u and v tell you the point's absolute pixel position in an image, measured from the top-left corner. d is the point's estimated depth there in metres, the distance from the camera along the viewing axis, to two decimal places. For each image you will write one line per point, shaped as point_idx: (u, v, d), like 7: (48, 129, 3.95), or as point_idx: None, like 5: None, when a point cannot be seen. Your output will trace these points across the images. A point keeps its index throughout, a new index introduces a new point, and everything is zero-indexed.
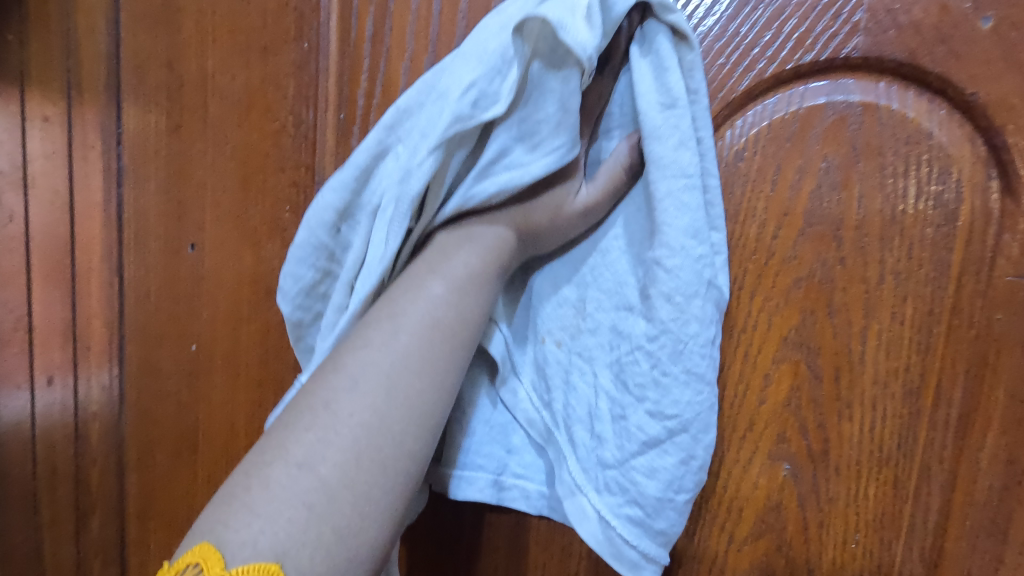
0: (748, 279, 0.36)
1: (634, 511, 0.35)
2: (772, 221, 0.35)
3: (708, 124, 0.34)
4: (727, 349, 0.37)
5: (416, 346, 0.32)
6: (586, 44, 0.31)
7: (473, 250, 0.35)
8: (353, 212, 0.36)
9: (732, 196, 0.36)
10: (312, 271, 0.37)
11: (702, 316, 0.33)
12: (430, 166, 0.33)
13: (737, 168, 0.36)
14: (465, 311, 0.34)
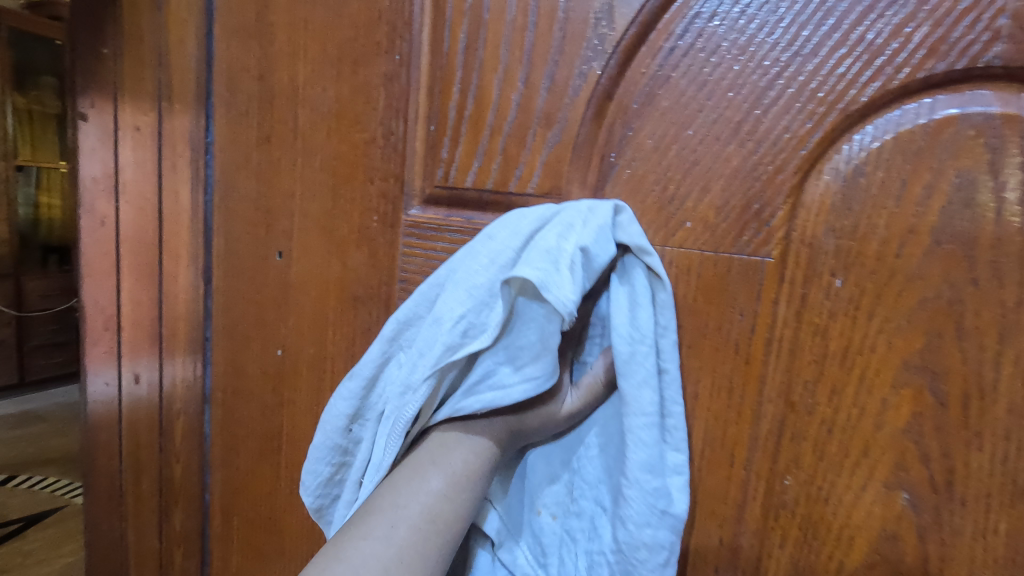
0: (865, 299, 0.35)
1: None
2: (894, 238, 0.34)
3: (673, 358, 0.38)
4: (841, 371, 0.36)
5: (412, 540, 0.34)
6: (567, 302, 0.34)
7: (471, 448, 0.39)
8: (363, 414, 0.41)
9: (851, 211, 0.35)
10: (329, 465, 0.42)
11: (653, 542, 0.38)
12: (423, 391, 0.38)
13: (856, 184, 0.34)
14: (456, 510, 0.37)
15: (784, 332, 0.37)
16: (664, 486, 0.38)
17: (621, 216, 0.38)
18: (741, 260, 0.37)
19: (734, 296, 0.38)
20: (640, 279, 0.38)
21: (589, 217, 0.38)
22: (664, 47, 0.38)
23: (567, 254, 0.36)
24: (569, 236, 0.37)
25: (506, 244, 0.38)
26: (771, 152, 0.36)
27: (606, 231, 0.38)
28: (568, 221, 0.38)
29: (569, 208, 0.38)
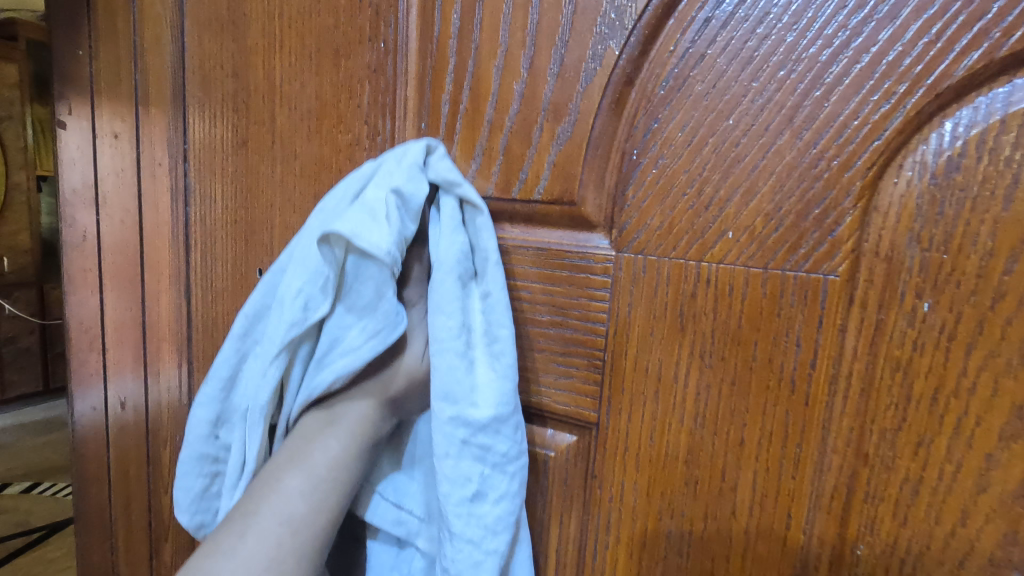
0: (962, 328, 0.27)
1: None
2: (1003, 251, 0.26)
3: (495, 279, 0.36)
4: (932, 415, 0.28)
5: (267, 547, 0.32)
6: (381, 246, 0.33)
7: (333, 436, 0.35)
8: (226, 419, 0.39)
9: (942, 217, 0.27)
10: (201, 478, 0.40)
11: (454, 475, 0.34)
12: (275, 373, 0.35)
13: (950, 182, 0.27)
14: (321, 499, 0.34)
15: (852, 368, 0.30)
16: (468, 414, 0.34)
17: (432, 153, 0.36)
18: (797, 278, 0.30)
19: (788, 322, 0.31)
20: (450, 206, 0.36)
21: (400, 158, 0.36)
22: (698, 18, 0.31)
23: (381, 204, 0.34)
24: (383, 184, 0.35)
25: (334, 209, 0.36)
26: (836, 143, 0.29)
27: (418, 170, 0.36)
28: (384, 170, 0.36)
29: (385, 159, 0.36)
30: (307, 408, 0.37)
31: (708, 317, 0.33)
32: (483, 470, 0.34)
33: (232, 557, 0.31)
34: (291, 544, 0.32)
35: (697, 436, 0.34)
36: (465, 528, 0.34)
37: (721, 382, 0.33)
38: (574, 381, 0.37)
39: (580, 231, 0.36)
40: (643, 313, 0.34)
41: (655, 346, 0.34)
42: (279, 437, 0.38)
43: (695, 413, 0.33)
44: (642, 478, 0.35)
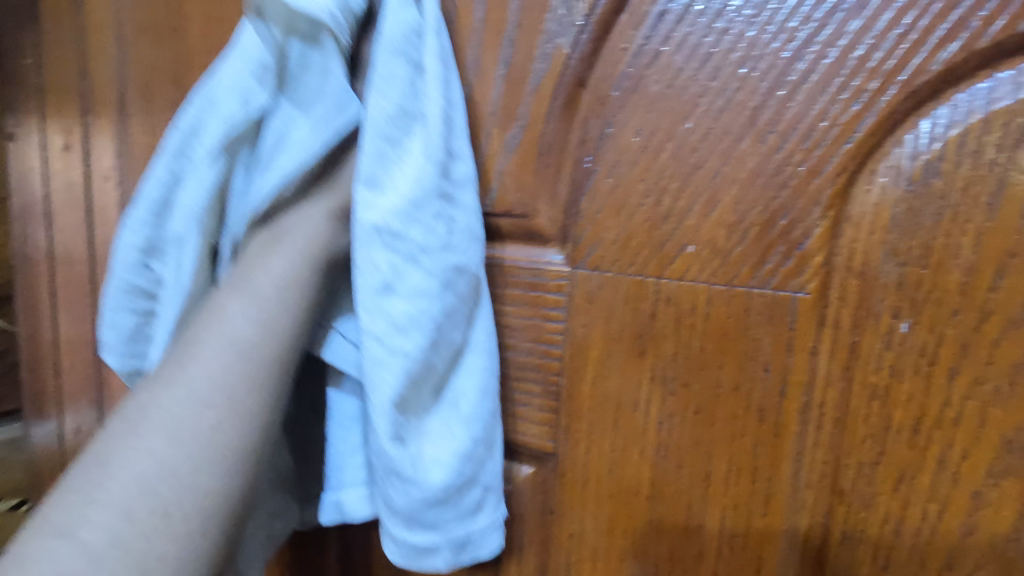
0: (944, 352, 0.24)
1: (471, 524, 0.32)
2: (987, 265, 0.23)
3: (433, 56, 0.31)
4: (914, 448, 0.25)
5: (218, 372, 0.28)
6: (320, 11, 0.30)
7: (283, 253, 0.30)
8: (159, 248, 0.32)
9: (920, 228, 0.24)
10: (131, 316, 0.34)
11: (366, 265, 0.30)
12: (211, 175, 0.31)
13: (928, 189, 0.24)
14: (271, 319, 0.29)
15: (825, 394, 0.27)
16: (384, 198, 0.30)
17: None
18: (763, 296, 0.28)
19: (755, 344, 0.28)
20: None
21: None
22: (652, 12, 0.29)
23: None
24: None
25: None
26: (802, 147, 0.26)
27: None
28: None
29: None
30: (253, 231, 0.32)
31: (670, 340, 0.30)
32: (394, 261, 0.30)
33: (175, 385, 0.27)
34: (240, 372, 0.28)
35: (660, 468, 0.31)
36: (373, 323, 0.30)
37: (684, 411, 0.30)
38: (531, 410, 0.34)
39: (533, 245, 0.33)
40: (601, 334, 0.31)
41: (614, 371, 0.31)
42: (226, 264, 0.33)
43: (658, 442, 0.31)
44: (603, 513, 0.32)
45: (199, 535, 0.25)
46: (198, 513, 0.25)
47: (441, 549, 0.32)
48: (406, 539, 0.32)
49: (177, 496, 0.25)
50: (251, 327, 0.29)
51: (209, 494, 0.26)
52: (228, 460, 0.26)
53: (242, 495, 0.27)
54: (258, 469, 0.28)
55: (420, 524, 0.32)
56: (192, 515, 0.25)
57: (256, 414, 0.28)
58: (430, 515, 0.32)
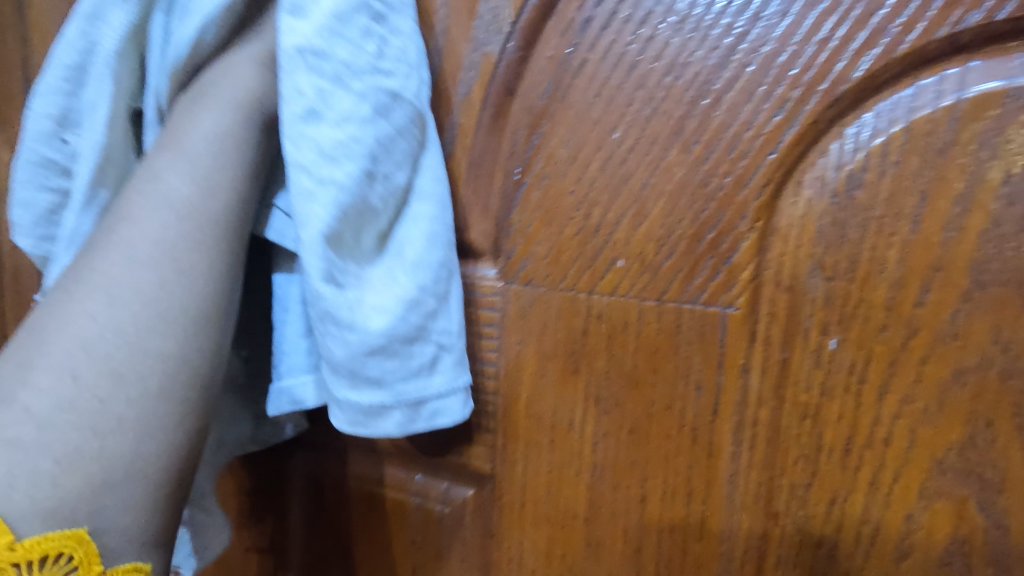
0: (873, 369, 0.24)
1: (433, 390, 0.28)
2: (913, 279, 0.23)
3: None
4: (847, 469, 0.24)
5: (155, 232, 0.24)
6: None
7: (213, 104, 0.26)
8: (74, 117, 0.27)
9: (846, 241, 0.24)
10: (46, 193, 0.28)
11: (288, 91, 0.25)
12: (125, 16, 0.26)
13: (853, 201, 0.23)
14: (210, 176, 0.25)
15: (758, 413, 0.26)
16: (308, 21, 0.25)
17: None
18: (693, 312, 0.27)
19: (686, 361, 0.27)
20: None
21: None
22: (577, 19, 0.28)
23: None
24: None
25: None
26: (728, 158, 0.25)
27: None
28: None
29: None
30: (179, 80, 0.27)
31: (603, 357, 0.29)
32: (320, 84, 0.25)
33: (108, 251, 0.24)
34: (179, 231, 0.24)
35: (597, 489, 0.30)
36: (296, 152, 0.25)
37: (618, 430, 0.29)
38: (467, 430, 0.33)
39: (465, 261, 0.32)
40: (534, 352, 0.30)
41: (549, 390, 0.30)
42: (149, 95, 0.27)
43: (594, 463, 0.30)
44: (541, 537, 0.31)
45: (161, 403, 0.23)
46: (158, 382, 0.23)
47: (395, 401, 0.27)
48: (354, 411, 0.27)
49: (128, 358, 0.22)
50: (188, 179, 0.25)
51: (166, 359, 0.23)
52: (182, 323, 0.24)
53: (208, 367, 0.24)
54: (223, 337, 0.25)
55: (366, 378, 0.27)
56: (151, 385, 0.23)
57: (204, 270, 0.24)
58: (380, 357, 0.27)
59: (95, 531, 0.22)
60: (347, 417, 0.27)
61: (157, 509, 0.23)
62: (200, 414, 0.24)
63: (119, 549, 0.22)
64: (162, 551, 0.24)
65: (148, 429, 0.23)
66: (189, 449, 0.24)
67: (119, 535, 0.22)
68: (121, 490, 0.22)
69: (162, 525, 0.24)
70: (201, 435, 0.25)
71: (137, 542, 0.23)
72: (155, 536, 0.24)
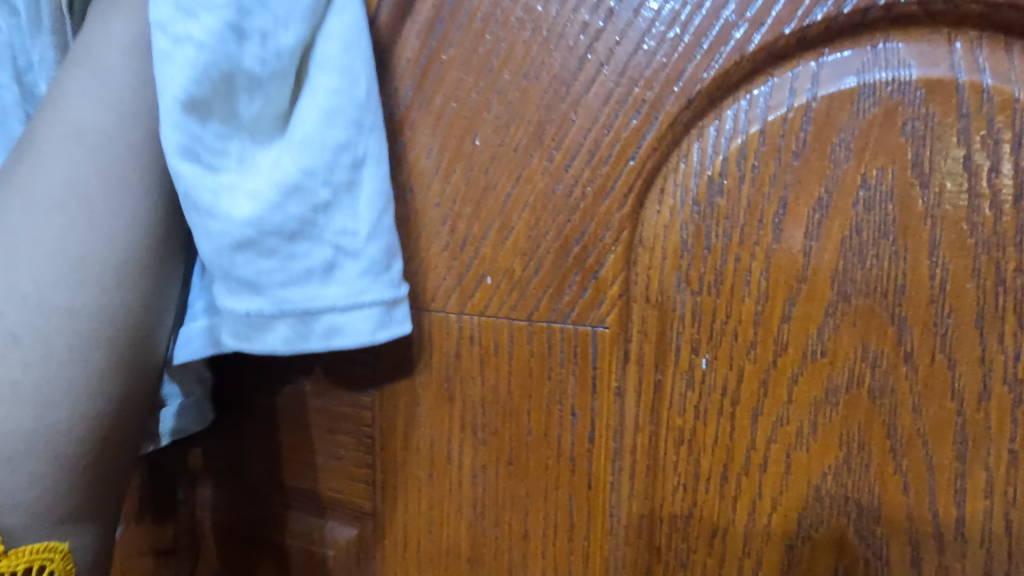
0: (745, 390, 0.22)
1: (328, 306, 0.21)
2: (779, 292, 0.21)
3: None
4: (724, 499, 0.23)
5: (65, 168, 0.19)
6: None
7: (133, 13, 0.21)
8: None
9: (710, 252, 0.22)
10: None
11: None
12: None
13: (714, 209, 0.22)
14: (133, 104, 0.20)
15: (635, 440, 0.24)
16: None
17: None
18: (563, 332, 0.25)
19: (561, 386, 0.25)
20: None
21: None
22: None
23: None
24: None
25: None
26: (588, 166, 0.23)
27: None
28: None
29: None
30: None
31: (477, 383, 0.26)
32: None
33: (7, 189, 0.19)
34: (94, 168, 0.20)
35: (479, 526, 0.27)
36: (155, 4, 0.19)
37: (497, 462, 0.26)
38: (345, 465, 0.29)
39: None
40: (407, 380, 0.27)
41: (426, 420, 0.28)
42: None
43: (474, 498, 0.27)
44: None
45: (76, 357, 0.19)
46: (69, 336, 0.19)
47: (280, 311, 0.21)
48: (235, 318, 0.22)
49: (32, 321, 0.18)
50: (101, 90, 0.20)
51: (80, 306, 0.19)
52: (104, 256, 0.19)
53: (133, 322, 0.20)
54: (156, 298, 0.21)
55: (239, 281, 0.21)
56: (63, 338, 0.19)
57: (129, 218, 0.20)
58: (253, 257, 0.21)
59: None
60: (230, 328, 0.22)
61: (72, 496, 0.19)
62: (127, 379, 0.20)
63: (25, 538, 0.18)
64: (87, 547, 0.20)
65: (57, 391, 0.19)
66: (113, 421, 0.20)
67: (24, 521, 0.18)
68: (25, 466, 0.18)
69: (80, 515, 0.20)
70: (133, 406, 0.21)
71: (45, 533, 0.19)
72: (71, 525, 0.20)
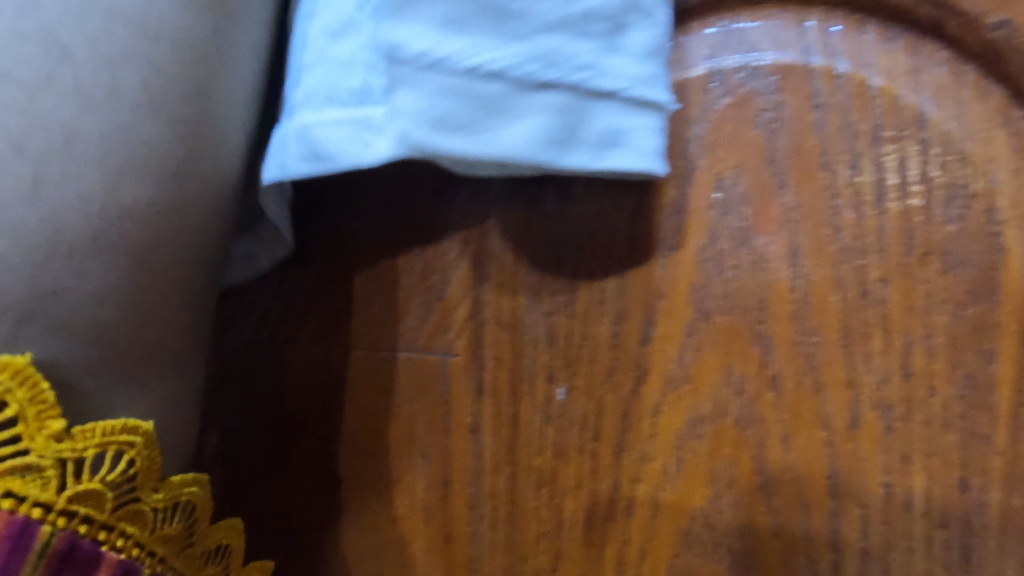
0: (606, 423, 0.19)
1: (617, 87, 0.16)
2: (637, 308, 0.18)
3: None
4: (591, 553, 0.19)
5: None
6: None
7: None
8: None
9: (561, 265, 0.19)
10: None
11: None
12: None
13: (563, 216, 0.19)
14: None
15: (495, 487, 0.20)
16: None
17: None
18: (408, 361, 0.20)
19: (408, 425, 0.20)
20: None
21: None
22: None
23: None
24: None
25: None
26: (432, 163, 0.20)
27: None
28: None
29: None
30: None
31: (322, 423, 0.20)
32: None
33: None
34: None
35: None
36: None
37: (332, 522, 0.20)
38: None
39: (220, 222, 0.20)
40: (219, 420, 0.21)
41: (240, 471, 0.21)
42: None
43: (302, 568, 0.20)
44: None
45: (151, 111, 0.13)
46: (142, 72, 0.13)
47: (542, 67, 0.15)
48: (469, 91, 0.15)
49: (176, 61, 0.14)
50: None
51: (155, 21, 0.13)
52: None
53: (209, 88, 0.15)
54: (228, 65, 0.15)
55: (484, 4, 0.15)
56: (132, 73, 0.13)
57: None
58: None
59: (23, 314, 0.12)
60: (422, 109, 0.15)
61: (166, 329, 0.14)
62: (198, 164, 0.14)
63: (58, 364, 0.12)
64: (173, 407, 0.15)
65: (115, 146, 0.13)
66: (181, 237, 0.14)
67: (57, 334, 0.12)
68: (67, 241, 0.12)
69: (159, 362, 0.14)
70: (195, 212, 0.14)
71: (97, 355, 0.13)
72: (138, 376, 0.14)
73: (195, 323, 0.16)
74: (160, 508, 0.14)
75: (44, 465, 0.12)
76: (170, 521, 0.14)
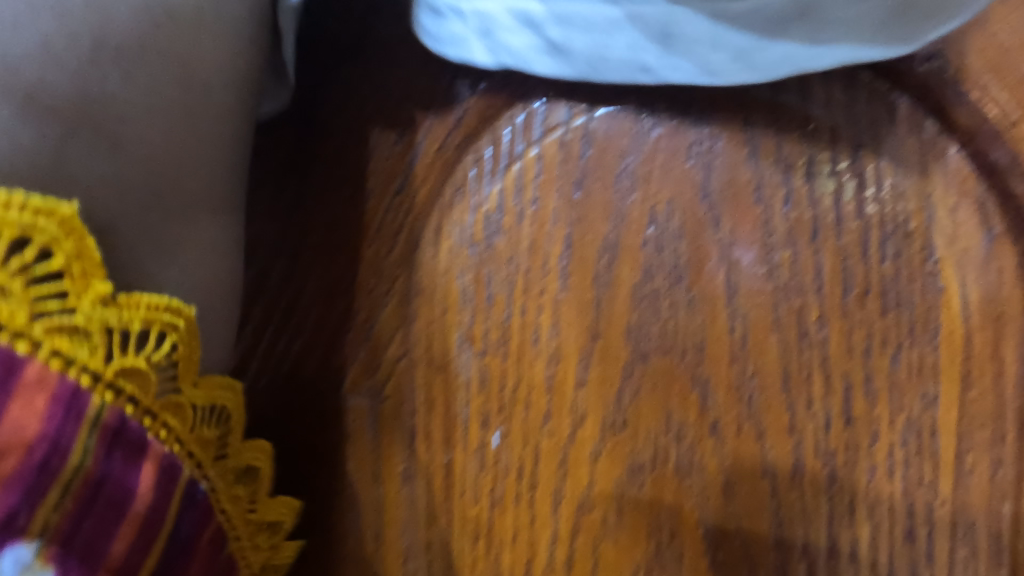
0: (543, 472, 0.17)
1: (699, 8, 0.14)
2: (572, 349, 0.17)
3: None
4: None
5: None
6: None
7: None
8: None
9: (491, 304, 0.17)
10: None
11: None
12: None
13: (493, 251, 0.17)
14: None
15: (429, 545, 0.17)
16: None
17: None
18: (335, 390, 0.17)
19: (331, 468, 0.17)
20: None
21: None
22: None
23: None
24: None
25: None
26: (358, 176, 0.18)
27: None
28: None
29: None
30: None
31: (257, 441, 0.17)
32: None
33: None
34: None
35: None
36: None
37: None
38: None
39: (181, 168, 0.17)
40: None
41: None
42: None
43: None
44: None
45: None
46: None
47: None
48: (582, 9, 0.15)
49: None
50: None
51: None
52: None
53: None
54: None
55: None
56: None
57: None
58: None
59: (64, 125, 0.09)
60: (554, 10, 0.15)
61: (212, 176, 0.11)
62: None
63: (100, 193, 0.10)
64: (223, 275, 0.12)
65: None
66: (233, 67, 0.12)
67: (101, 152, 0.09)
68: (113, 41, 0.10)
69: (209, 211, 0.11)
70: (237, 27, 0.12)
71: (145, 181, 0.10)
72: (193, 221, 0.11)
73: (241, 180, 0.13)
74: (200, 405, 0.11)
75: (86, 326, 0.09)
76: (208, 423, 0.11)
